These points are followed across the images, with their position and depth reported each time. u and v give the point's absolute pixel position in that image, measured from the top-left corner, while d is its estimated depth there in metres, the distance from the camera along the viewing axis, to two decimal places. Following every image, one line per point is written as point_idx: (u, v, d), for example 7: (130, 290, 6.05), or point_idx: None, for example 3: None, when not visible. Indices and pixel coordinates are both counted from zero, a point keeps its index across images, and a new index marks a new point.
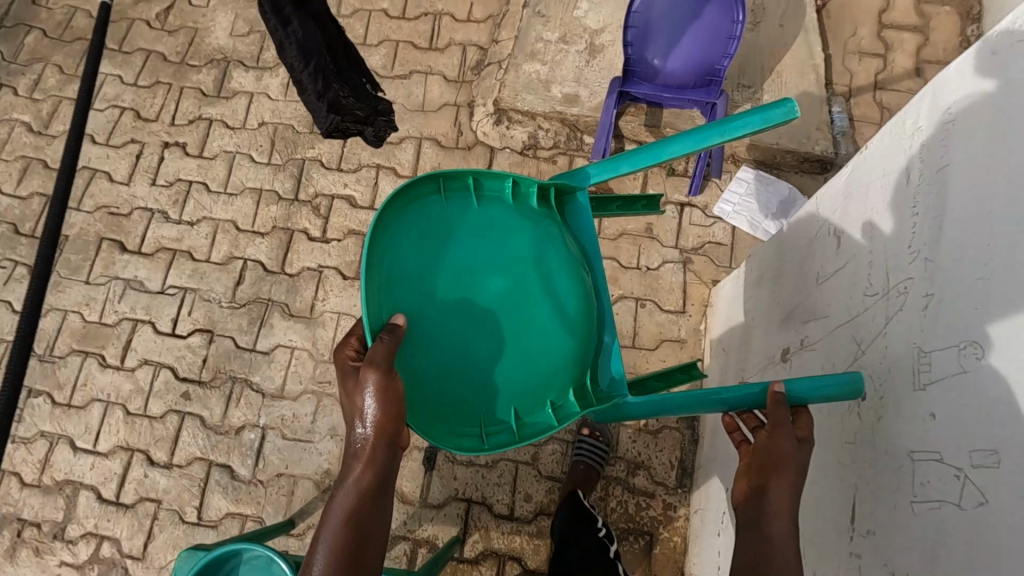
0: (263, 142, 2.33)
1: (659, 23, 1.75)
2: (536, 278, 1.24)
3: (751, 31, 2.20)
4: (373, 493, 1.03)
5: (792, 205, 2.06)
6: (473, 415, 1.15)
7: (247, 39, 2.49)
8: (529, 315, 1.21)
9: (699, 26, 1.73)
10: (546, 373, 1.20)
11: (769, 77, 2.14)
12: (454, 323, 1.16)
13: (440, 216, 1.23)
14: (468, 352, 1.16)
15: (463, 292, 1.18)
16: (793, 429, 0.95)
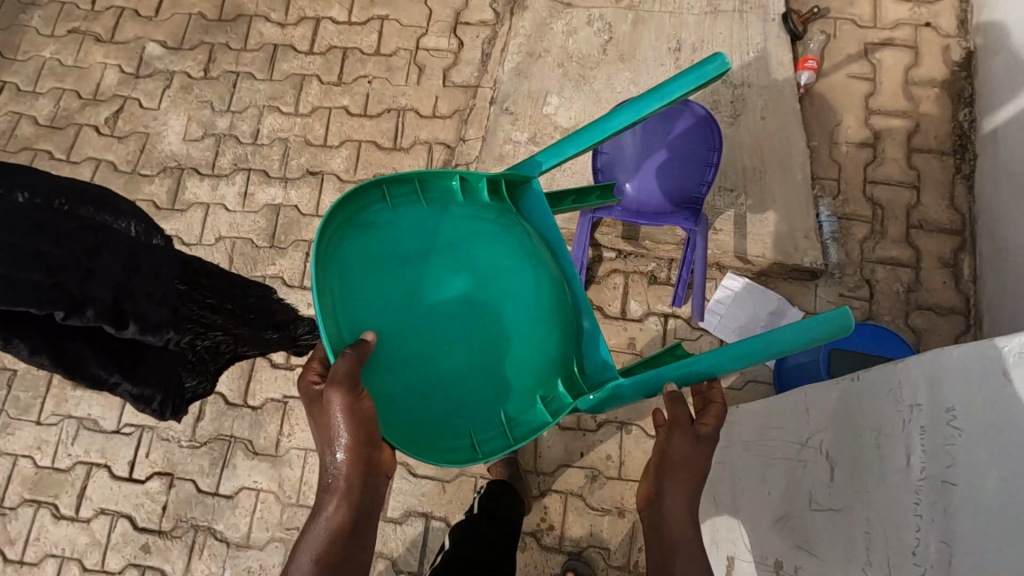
0: (220, 259, 2.20)
1: (631, 152, 1.64)
2: (498, 271, 1.14)
3: (732, 126, 2.08)
4: (347, 529, 1.01)
5: (783, 317, 1.95)
6: (460, 424, 1.06)
7: (201, 144, 2.36)
8: (495, 310, 1.11)
9: (675, 154, 1.63)
10: (527, 366, 1.10)
11: (753, 176, 2.01)
12: (419, 332, 1.07)
13: (388, 226, 1.15)
14: (440, 363, 1.06)
15: (417, 301, 1.08)
16: (691, 429, 1.09)
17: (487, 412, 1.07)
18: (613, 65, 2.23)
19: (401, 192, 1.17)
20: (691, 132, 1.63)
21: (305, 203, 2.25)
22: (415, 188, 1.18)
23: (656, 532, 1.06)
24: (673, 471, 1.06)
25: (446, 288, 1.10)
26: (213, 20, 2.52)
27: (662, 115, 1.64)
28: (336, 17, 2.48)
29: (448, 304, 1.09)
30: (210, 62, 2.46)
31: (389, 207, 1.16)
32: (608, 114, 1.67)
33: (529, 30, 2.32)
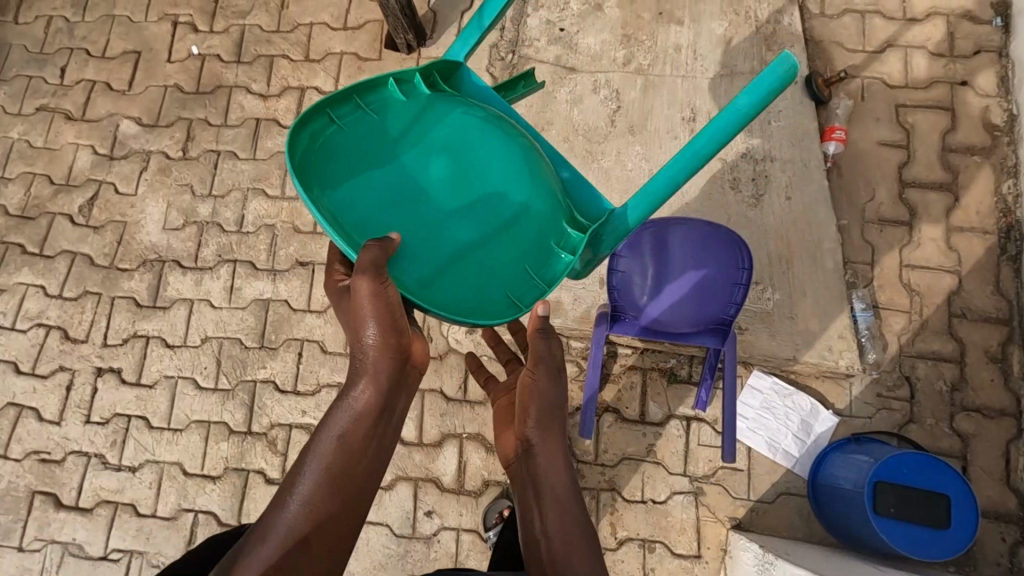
0: (207, 363, 2.06)
1: (652, 281, 1.52)
2: (468, 149, 1.28)
3: (753, 208, 1.92)
4: (375, 409, 1.20)
5: (815, 423, 1.80)
6: (494, 284, 1.23)
7: (183, 233, 2.20)
8: (479, 184, 1.26)
9: (701, 281, 1.50)
10: (527, 223, 1.25)
11: (781, 266, 1.84)
12: (425, 225, 1.22)
13: (359, 142, 1.27)
14: (453, 244, 1.22)
15: (414, 196, 1.24)
16: (547, 369, 1.36)
17: (508, 271, 1.23)
18: (623, 137, 2.06)
19: (353, 111, 1.30)
20: (718, 255, 1.48)
21: (296, 298, 2.10)
22: (358, 105, 1.29)
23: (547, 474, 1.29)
24: (540, 415, 1.33)
25: (433, 174, 1.25)
26: (191, 92, 2.35)
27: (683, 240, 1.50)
28: (322, 86, 2.31)
29: (440, 186, 1.24)
30: (188, 141, 2.30)
31: (351, 129, 1.28)
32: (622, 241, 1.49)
33: (529, 99, 2.15)
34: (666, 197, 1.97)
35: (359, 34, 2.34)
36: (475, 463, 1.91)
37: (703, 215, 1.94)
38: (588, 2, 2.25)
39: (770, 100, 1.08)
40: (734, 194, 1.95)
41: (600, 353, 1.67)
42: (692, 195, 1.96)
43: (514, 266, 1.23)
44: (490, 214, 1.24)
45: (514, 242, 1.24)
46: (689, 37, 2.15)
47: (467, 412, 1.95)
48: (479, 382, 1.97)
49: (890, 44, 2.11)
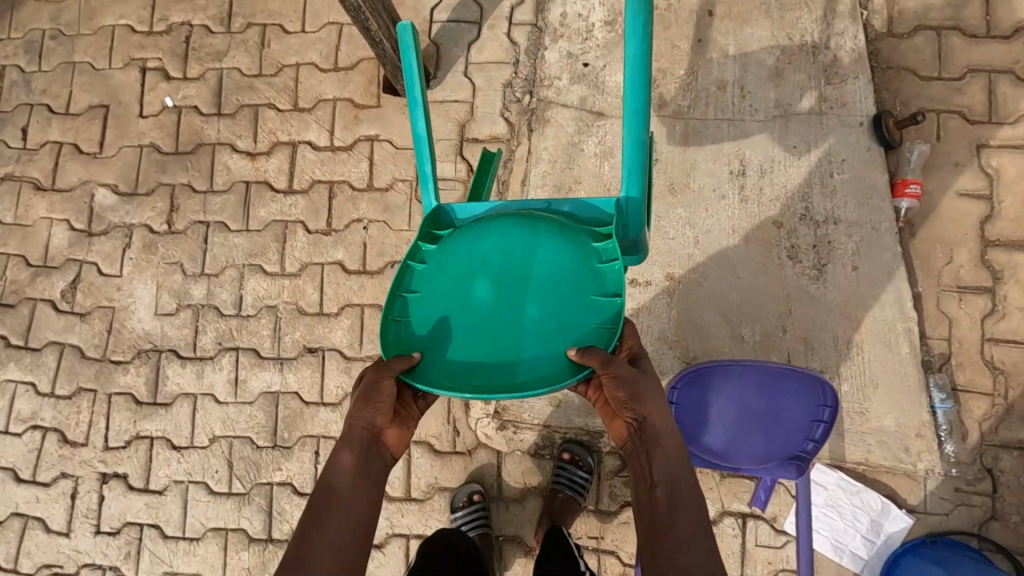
0: (218, 465, 1.91)
1: (710, 417, 1.31)
2: (490, 250, 1.14)
3: (816, 282, 1.69)
4: (358, 472, 1.10)
5: (886, 522, 1.64)
6: (584, 331, 1.09)
7: (177, 319, 2.00)
8: (519, 266, 1.12)
9: (770, 419, 1.28)
10: (570, 255, 1.13)
11: (849, 351, 1.63)
12: (513, 330, 1.08)
13: (417, 322, 1.13)
14: (544, 325, 1.09)
15: (486, 328, 1.09)
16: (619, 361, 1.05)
17: (595, 305, 1.10)
18: (663, 197, 1.80)
19: (392, 305, 1.15)
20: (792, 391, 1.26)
21: (308, 390, 1.92)
22: (401, 297, 1.15)
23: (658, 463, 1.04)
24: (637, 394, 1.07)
25: (482, 291, 1.11)
26: (170, 154, 2.10)
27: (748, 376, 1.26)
28: (316, 141, 2.05)
29: (493, 291, 1.11)
30: (172, 211, 2.06)
31: (400, 319, 1.14)
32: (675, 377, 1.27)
33: (552, 154, 1.89)
34: (715, 269, 1.72)
35: (353, 76, 2.06)
36: (514, 567, 1.78)
37: (759, 291, 1.70)
38: (615, 30, 1.94)
39: (649, 33, 1.21)
40: (793, 265, 1.71)
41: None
42: (745, 267, 1.72)
43: (593, 297, 1.11)
44: (541, 277, 1.11)
45: (583, 279, 1.11)
46: (735, 70, 1.85)
47: (502, 513, 1.81)
48: (513, 478, 1.82)
49: (971, 69, 1.80)
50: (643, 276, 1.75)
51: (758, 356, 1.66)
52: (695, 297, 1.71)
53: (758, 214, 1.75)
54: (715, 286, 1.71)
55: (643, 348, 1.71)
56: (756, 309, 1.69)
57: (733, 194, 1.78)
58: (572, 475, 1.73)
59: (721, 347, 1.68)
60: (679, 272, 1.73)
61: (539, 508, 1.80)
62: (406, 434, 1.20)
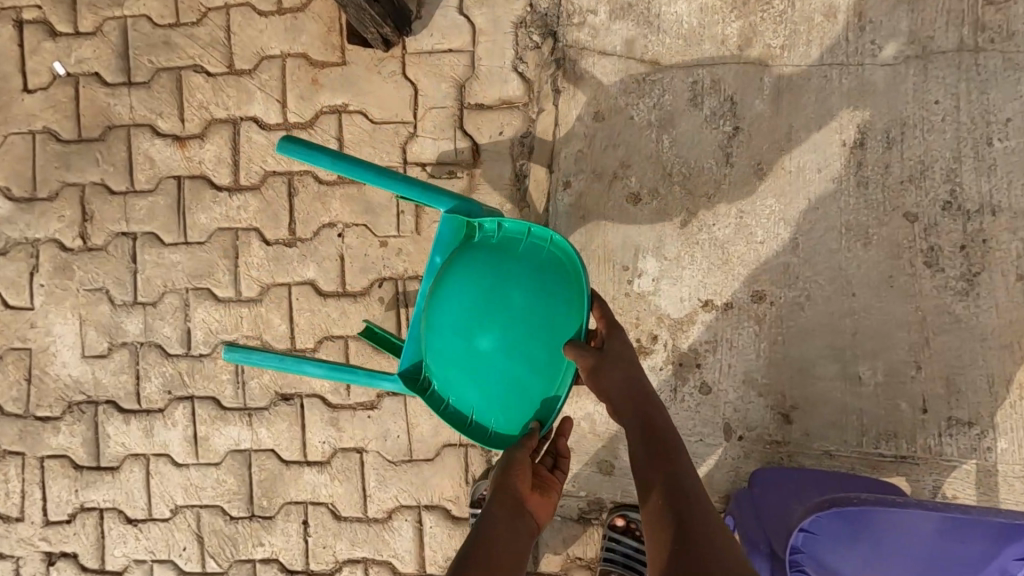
0: (186, 541, 1.55)
1: (855, 547, 0.92)
2: (451, 324, 1.04)
3: (964, 300, 1.22)
4: (510, 517, 0.97)
5: None
6: (549, 264, 1.04)
7: (111, 362, 1.56)
8: (470, 305, 1.02)
9: (946, 554, 0.88)
10: (481, 255, 1.05)
11: (1009, 395, 1.20)
12: (533, 328, 1.01)
13: (504, 410, 1.05)
14: (539, 302, 1.01)
15: (524, 349, 1.01)
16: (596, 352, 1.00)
17: (535, 252, 1.05)
18: (747, 183, 1.30)
19: (478, 435, 1.07)
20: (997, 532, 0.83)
21: (286, 447, 1.52)
22: (473, 420, 1.07)
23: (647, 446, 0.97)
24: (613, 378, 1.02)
25: (489, 341, 1.01)
26: (71, 142, 1.57)
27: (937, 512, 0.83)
28: (263, 116, 1.51)
29: (496, 331, 1.01)
30: (86, 221, 1.56)
31: (491, 431, 1.06)
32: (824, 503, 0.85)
33: (588, 126, 1.37)
34: (820, 285, 1.27)
35: (305, 21, 1.49)
36: None
37: (882, 313, 1.25)
38: None
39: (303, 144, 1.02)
40: (932, 275, 1.24)
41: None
42: (862, 280, 1.25)
43: (528, 253, 1.04)
44: (491, 286, 1.02)
45: (507, 256, 1.04)
46: None
47: None
48: (553, 549, 1.45)
49: None
50: (721, 295, 1.30)
51: (881, 404, 1.24)
52: (793, 325, 1.27)
53: (882, 204, 1.26)
54: (820, 309, 1.27)
55: (722, 396, 1.29)
56: (878, 339, 1.24)
57: (846, 175, 1.27)
58: (629, 547, 1.36)
59: (831, 393, 1.26)
60: (770, 290, 1.28)
61: None
62: (552, 504, 1.06)
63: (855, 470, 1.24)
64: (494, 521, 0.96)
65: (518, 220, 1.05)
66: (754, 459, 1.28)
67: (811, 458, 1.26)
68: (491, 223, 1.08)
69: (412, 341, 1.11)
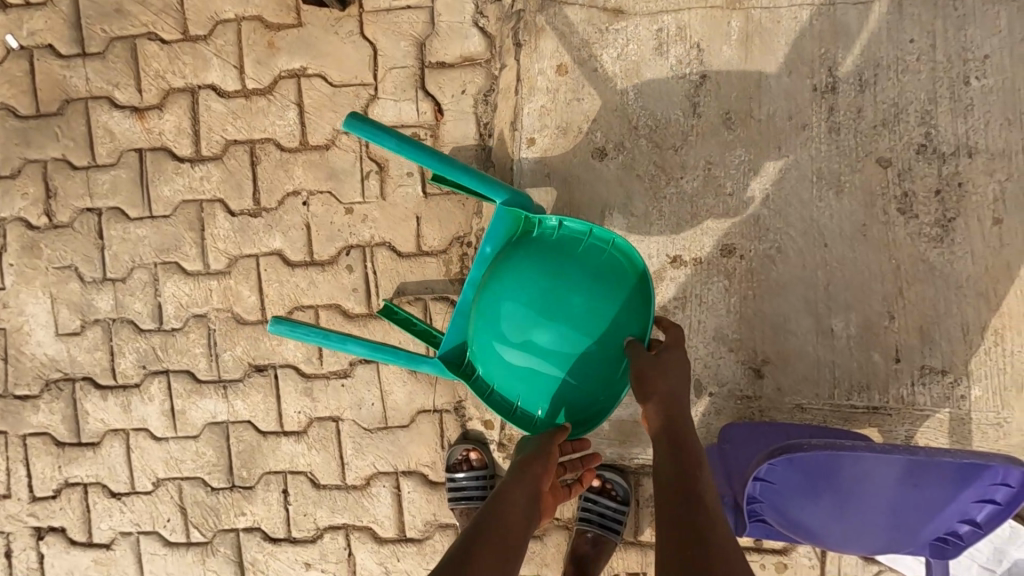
0: (169, 513, 1.56)
1: (818, 501, 0.88)
2: (506, 315, 1.02)
3: (940, 247, 1.19)
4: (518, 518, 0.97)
5: (1012, 547, 1.23)
6: (610, 268, 1.04)
7: (84, 340, 1.56)
8: (527, 299, 1.01)
9: (911, 507, 0.85)
10: (540, 253, 1.05)
11: (984, 341, 1.18)
12: (591, 326, 1.01)
13: (554, 402, 1.05)
14: (597, 302, 1.02)
15: (582, 345, 1.01)
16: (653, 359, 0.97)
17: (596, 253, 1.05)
18: (716, 133, 1.26)
19: (523, 422, 1.07)
20: (951, 479, 0.81)
21: (262, 418, 1.52)
22: (519, 408, 1.07)
23: (671, 456, 0.92)
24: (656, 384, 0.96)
25: (546, 337, 1.01)
26: (30, 118, 1.53)
27: (891, 459, 0.81)
28: (221, 83, 1.47)
29: (556, 329, 1.01)
30: (50, 198, 1.54)
31: (537, 420, 1.07)
32: (774, 451, 0.84)
33: (551, 80, 1.33)
34: (792, 237, 1.23)
35: None
36: None
37: (855, 265, 1.21)
38: None
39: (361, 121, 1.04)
40: (906, 223, 1.20)
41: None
42: (835, 230, 1.22)
43: (589, 255, 1.05)
44: (550, 284, 1.01)
45: (568, 255, 1.04)
46: None
47: None
48: None
49: None
50: (690, 250, 1.27)
51: (855, 356, 1.22)
52: (765, 279, 1.24)
53: (854, 150, 1.21)
54: (793, 263, 1.23)
55: (693, 353, 1.27)
56: (851, 291, 1.21)
57: (818, 122, 1.23)
58: (605, 507, 1.36)
59: (804, 347, 1.23)
60: (741, 244, 1.25)
61: (565, 544, 1.44)
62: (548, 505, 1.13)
63: (827, 423, 1.23)
64: (499, 521, 0.95)
65: (579, 219, 1.05)
66: (726, 415, 1.27)
67: (783, 413, 1.25)
68: (551, 221, 1.08)
69: (457, 326, 1.10)
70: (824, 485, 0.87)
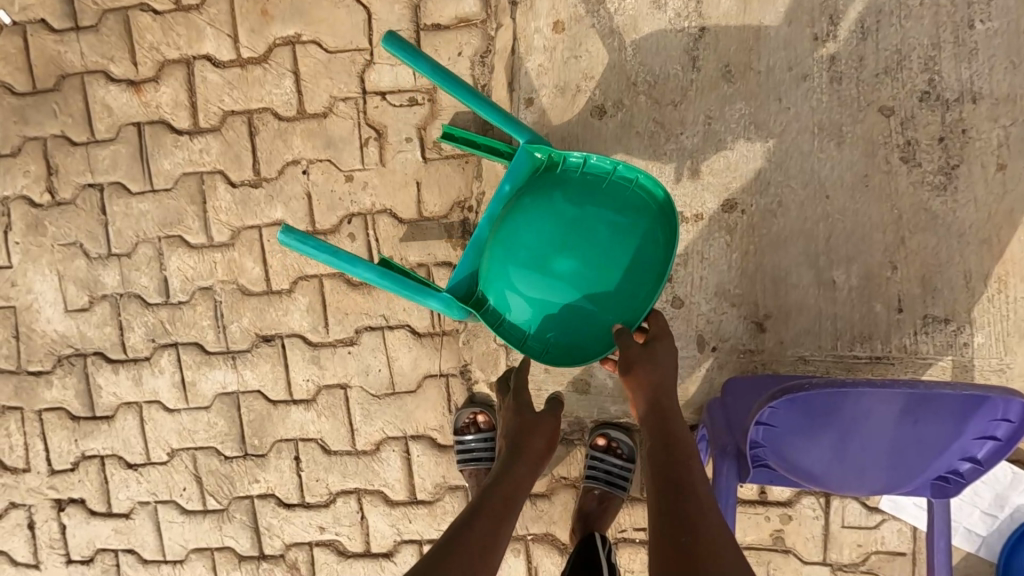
0: (185, 481, 1.60)
1: (820, 441, 0.90)
2: (526, 246, 1.04)
3: (942, 194, 1.18)
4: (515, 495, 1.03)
5: (1014, 492, 1.25)
6: (633, 205, 1.06)
7: (93, 315, 1.58)
8: (550, 230, 1.04)
9: (912, 444, 0.87)
10: (565, 188, 1.07)
11: (986, 288, 1.18)
12: (613, 261, 1.04)
13: (567, 333, 1.07)
14: (621, 238, 1.04)
15: (602, 277, 1.04)
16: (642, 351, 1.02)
17: (619, 186, 1.08)
18: (715, 88, 1.24)
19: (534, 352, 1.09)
20: (952, 415, 0.83)
21: (272, 387, 1.54)
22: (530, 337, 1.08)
23: (659, 442, 0.94)
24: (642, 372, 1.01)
25: (565, 267, 1.03)
26: (27, 94, 1.53)
27: (891, 396, 0.83)
28: (216, 53, 1.46)
29: (577, 260, 1.03)
30: (52, 175, 1.55)
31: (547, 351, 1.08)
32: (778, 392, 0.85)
33: (548, 39, 1.31)
34: (792, 190, 1.23)
35: None
36: (549, 570, 1.48)
37: (857, 216, 1.21)
38: None
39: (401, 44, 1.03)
40: (908, 171, 1.19)
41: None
42: (836, 181, 1.21)
43: (612, 188, 1.08)
44: (573, 217, 1.04)
45: (593, 192, 1.06)
46: None
47: (527, 509, 1.49)
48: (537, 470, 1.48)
49: None
50: (692, 207, 1.27)
51: (856, 307, 1.22)
52: (766, 233, 1.24)
53: (856, 100, 1.20)
54: (794, 216, 1.23)
55: (695, 310, 1.28)
56: (853, 242, 1.21)
57: (819, 72, 1.21)
58: (611, 465, 1.37)
59: (805, 299, 1.24)
60: (742, 199, 1.25)
61: (572, 502, 1.47)
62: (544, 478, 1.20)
63: (829, 374, 1.24)
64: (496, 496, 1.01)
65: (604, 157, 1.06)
66: (728, 370, 1.28)
67: (786, 365, 1.26)
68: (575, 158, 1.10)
69: (469, 260, 1.11)
70: (825, 428, 0.89)
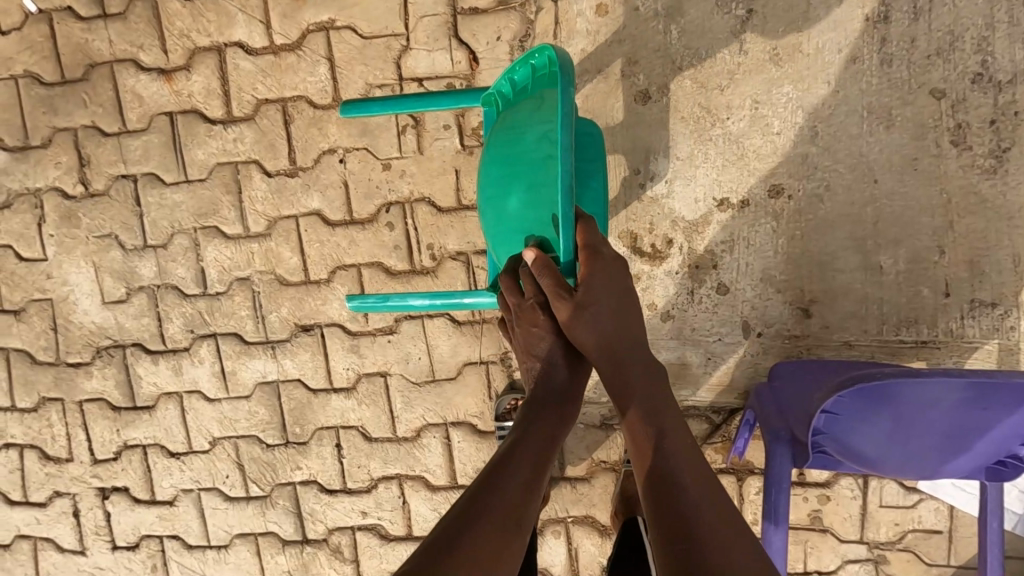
0: (228, 469, 1.62)
1: (878, 431, 0.91)
2: (486, 211, 0.99)
3: (991, 176, 1.18)
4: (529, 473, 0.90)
5: None
6: (542, 94, 0.89)
7: (131, 306, 1.58)
8: (490, 180, 0.96)
9: (972, 431, 0.88)
10: (502, 120, 0.98)
11: None
12: (530, 168, 0.87)
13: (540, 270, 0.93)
14: (532, 138, 0.87)
15: (527, 193, 0.87)
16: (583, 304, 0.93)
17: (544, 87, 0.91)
18: (762, 71, 1.23)
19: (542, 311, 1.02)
20: (1020, 402, 0.83)
21: (312, 376, 1.55)
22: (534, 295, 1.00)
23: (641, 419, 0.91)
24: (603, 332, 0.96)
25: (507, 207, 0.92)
26: (55, 84, 1.51)
27: (954, 386, 0.82)
28: (248, 40, 1.44)
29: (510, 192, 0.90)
30: (83, 166, 1.53)
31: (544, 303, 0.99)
32: None
33: (591, 22, 1.29)
34: (840, 174, 1.22)
35: None
36: (589, 550, 1.52)
37: (904, 199, 1.20)
38: None
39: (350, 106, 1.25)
40: (958, 155, 1.18)
41: (782, 525, 1.06)
42: (883, 165, 1.21)
43: (541, 94, 0.90)
44: (500, 149, 0.93)
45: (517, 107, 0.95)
46: None
47: (566, 492, 1.51)
48: (578, 455, 1.50)
49: None
50: (737, 193, 1.26)
51: (903, 291, 1.22)
52: (812, 218, 1.24)
53: (906, 82, 1.18)
54: (841, 200, 1.23)
55: (739, 296, 1.28)
56: (901, 225, 1.21)
57: (868, 53, 1.19)
58: None
59: (851, 284, 1.24)
60: (789, 184, 1.24)
61: (611, 485, 1.49)
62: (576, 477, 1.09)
63: (875, 358, 1.25)
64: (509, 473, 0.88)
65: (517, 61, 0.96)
66: (773, 355, 1.29)
67: (830, 349, 1.26)
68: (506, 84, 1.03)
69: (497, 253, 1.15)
70: (885, 416, 0.89)
